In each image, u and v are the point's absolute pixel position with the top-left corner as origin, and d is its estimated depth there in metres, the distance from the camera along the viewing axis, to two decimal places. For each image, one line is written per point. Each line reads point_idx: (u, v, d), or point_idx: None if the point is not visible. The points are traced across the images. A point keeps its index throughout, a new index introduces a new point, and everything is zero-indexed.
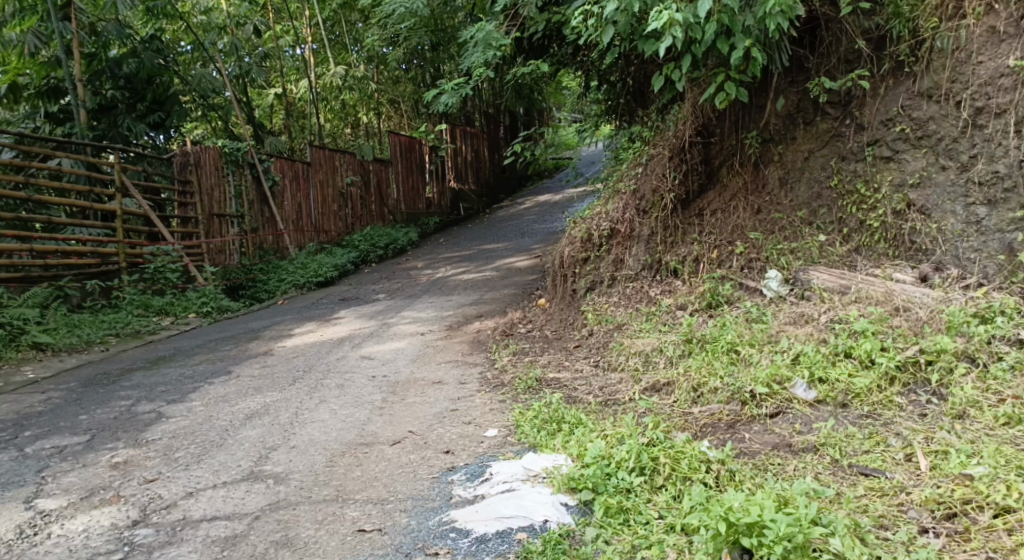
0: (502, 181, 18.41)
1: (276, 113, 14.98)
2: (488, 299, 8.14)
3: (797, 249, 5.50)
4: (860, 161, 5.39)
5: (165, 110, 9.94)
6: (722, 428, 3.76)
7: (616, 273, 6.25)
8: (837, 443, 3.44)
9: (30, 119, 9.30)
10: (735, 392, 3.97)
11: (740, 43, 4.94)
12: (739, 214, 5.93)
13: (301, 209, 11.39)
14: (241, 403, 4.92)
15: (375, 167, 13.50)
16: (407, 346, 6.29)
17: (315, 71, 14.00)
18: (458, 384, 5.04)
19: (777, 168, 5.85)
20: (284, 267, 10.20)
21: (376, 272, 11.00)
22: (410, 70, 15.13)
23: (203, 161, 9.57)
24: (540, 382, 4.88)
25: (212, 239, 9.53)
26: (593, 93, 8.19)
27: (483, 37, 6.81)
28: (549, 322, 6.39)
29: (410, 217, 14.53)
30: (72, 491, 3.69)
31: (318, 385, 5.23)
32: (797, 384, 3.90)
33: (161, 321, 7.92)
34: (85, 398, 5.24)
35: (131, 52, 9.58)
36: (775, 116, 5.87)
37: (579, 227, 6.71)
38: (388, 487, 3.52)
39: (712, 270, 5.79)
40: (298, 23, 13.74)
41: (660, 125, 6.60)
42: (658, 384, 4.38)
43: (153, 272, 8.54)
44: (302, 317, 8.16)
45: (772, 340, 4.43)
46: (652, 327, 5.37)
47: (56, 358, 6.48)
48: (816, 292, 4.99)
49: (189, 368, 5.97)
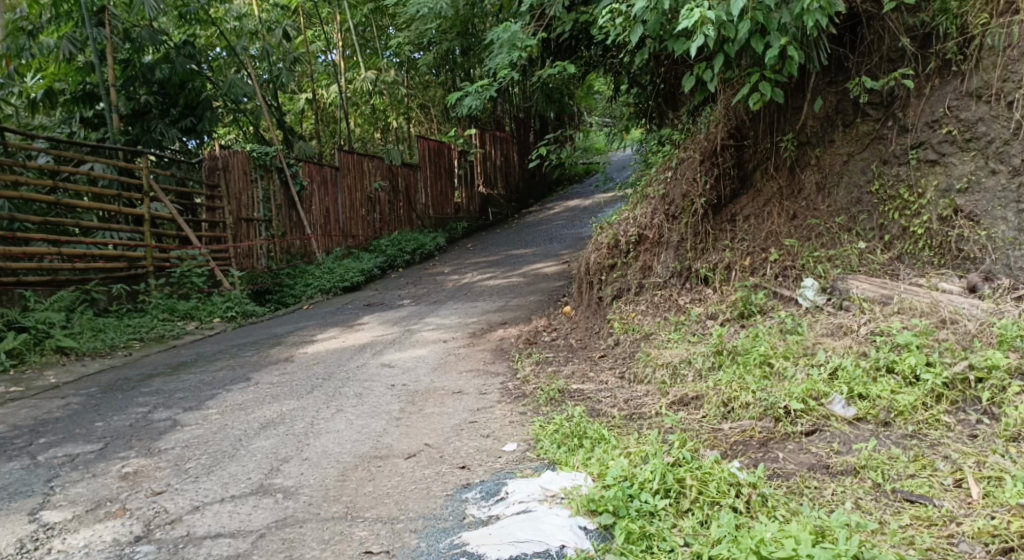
0: (532, 186, 18.28)
1: (306, 118, 14.99)
2: (513, 305, 7.98)
3: (834, 256, 5.26)
4: (903, 165, 5.14)
5: (197, 115, 9.94)
6: (755, 446, 3.54)
7: (643, 280, 6.04)
8: (879, 466, 3.21)
9: (66, 125, 9.18)
10: (768, 408, 3.75)
11: (775, 42, 4.70)
12: (774, 220, 5.70)
13: (329, 213, 11.34)
14: (258, 411, 4.81)
15: (403, 172, 13.43)
16: (429, 354, 6.15)
17: (345, 76, 13.98)
18: (479, 395, 4.89)
19: (814, 172, 5.61)
20: (310, 272, 10.14)
21: (402, 276, 10.90)
22: (439, 75, 15.07)
23: (232, 165, 9.54)
24: (562, 393, 4.70)
25: (240, 243, 9.49)
26: (622, 96, 8.01)
27: (508, 38, 6.66)
28: (574, 330, 6.20)
29: (438, 222, 14.43)
30: (78, 503, 3.60)
31: (336, 394, 5.11)
32: (835, 400, 3.67)
33: (186, 325, 7.87)
34: (103, 404, 5.17)
35: (165, 57, 9.54)
36: (813, 118, 5.63)
37: (606, 232, 6.52)
38: (399, 504, 3.36)
39: (744, 278, 5.56)
40: (329, 28, 13.73)
41: (691, 128, 6.39)
42: (686, 397, 4.17)
43: (180, 276, 8.49)
44: (326, 322, 8.07)
45: (808, 352, 4.21)
46: (681, 337, 5.16)
47: (79, 362, 6.44)
48: (854, 303, 4.74)
49: (209, 374, 5.88)
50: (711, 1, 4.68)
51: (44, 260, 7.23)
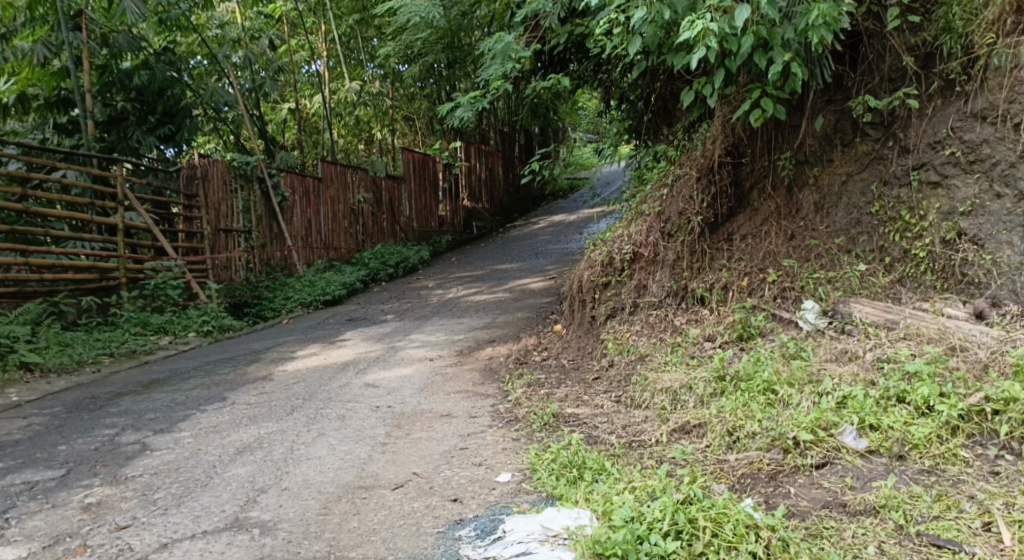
0: (517, 200, 18.12)
1: (289, 128, 14.75)
2: (500, 323, 7.77)
3: (834, 278, 5.12)
4: (904, 186, 5.02)
5: (177, 123, 9.67)
6: (763, 480, 3.36)
7: (638, 300, 5.87)
8: (901, 506, 3.04)
9: (39, 130, 8.94)
10: (776, 439, 3.57)
11: (778, 57, 4.55)
12: (771, 240, 5.56)
13: (312, 225, 11.09)
14: (233, 435, 4.56)
15: (387, 184, 13.21)
16: (415, 374, 5.92)
17: (330, 87, 13.77)
18: (468, 419, 4.67)
19: (813, 192, 5.48)
20: (291, 285, 9.88)
21: (385, 291, 10.65)
22: (425, 87, 14.90)
23: (211, 174, 9.30)
24: (557, 418, 4.50)
25: (218, 255, 9.22)
26: (614, 111, 7.87)
27: (501, 49, 6.50)
28: (566, 350, 6.00)
29: (422, 235, 14.21)
30: (35, 538, 3.38)
31: (317, 416, 4.87)
32: (845, 431, 3.50)
33: (161, 340, 7.58)
34: (69, 425, 4.90)
35: (144, 63, 9.29)
36: (811, 137, 5.51)
37: (599, 250, 6.33)
38: (387, 543, 3.19)
39: (742, 299, 5.42)
40: (314, 38, 13.52)
41: (687, 144, 6.24)
42: (688, 425, 3.99)
43: (153, 288, 8.17)
44: (307, 337, 7.81)
45: (814, 379, 4.05)
46: (678, 361, 4.98)
47: (45, 380, 6.14)
48: (858, 327, 4.60)
49: (183, 393, 5.61)
50: (713, 13, 4.54)
51: (9, 270, 6.96)
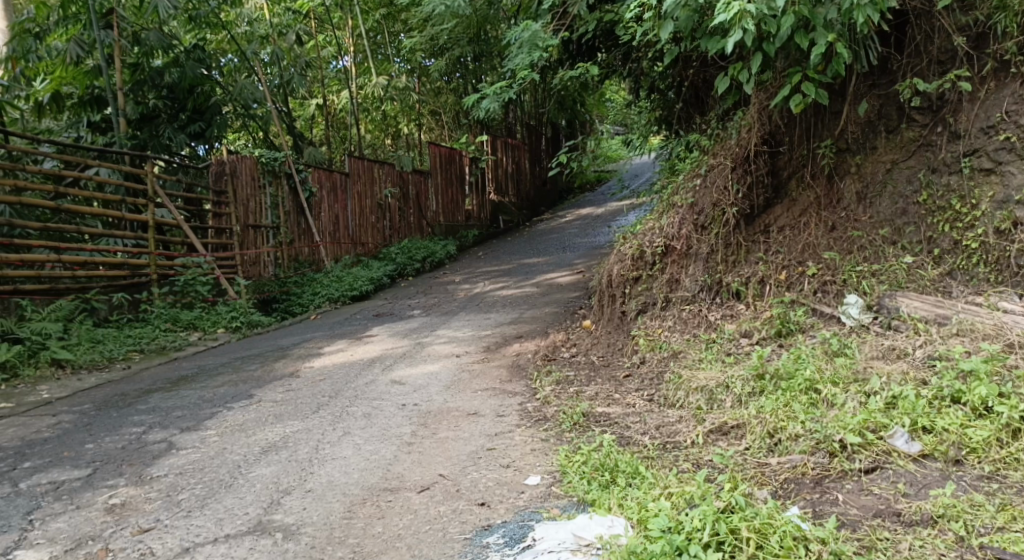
0: (544, 194, 17.93)
1: (316, 124, 14.70)
2: (528, 318, 7.61)
3: (880, 271, 4.91)
4: (954, 173, 4.81)
5: (206, 120, 9.62)
6: (808, 486, 3.18)
7: (670, 294, 5.68)
8: (961, 516, 2.85)
9: (73, 129, 8.85)
10: (821, 442, 3.39)
11: (820, 39, 4.34)
12: (811, 231, 5.36)
13: (339, 220, 11.01)
14: (258, 433, 4.46)
15: (414, 178, 13.10)
16: (441, 370, 5.79)
17: (357, 81, 13.66)
18: (496, 418, 4.52)
19: (855, 181, 5.28)
20: (318, 281, 9.82)
21: (413, 285, 10.55)
22: (451, 81, 14.76)
23: (239, 171, 9.23)
24: (587, 418, 4.33)
25: (247, 251, 9.18)
26: (643, 100, 7.66)
27: (529, 37, 6.32)
28: (595, 346, 5.82)
29: (449, 229, 14.09)
30: (58, 541, 3.30)
31: (342, 415, 4.75)
32: (896, 434, 3.33)
33: (189, 336, 7.54)
34: (97, 424, 4.83)
35: (174, 61, 9.22)
36: (853, 124, 5.30)
37: (630, 243, 6.13)
38: (412, 551, 3.05)
39: (780, 293, 5.23)
40: (340, 33, 13.44)
41: (721, 133, 6.02)
42: (726, 426, 3.82)
43: (183, 285, 8.11)
44: (334, 333, 7.72)
45: (860, 378, 3.88)
46: (714, 358, 4.78)
47: (75, 377, 6.11)
48: (906, 322, 4.40)
49: (209, 390, 5.53)
50: None
51: (43, 268, 6.92)
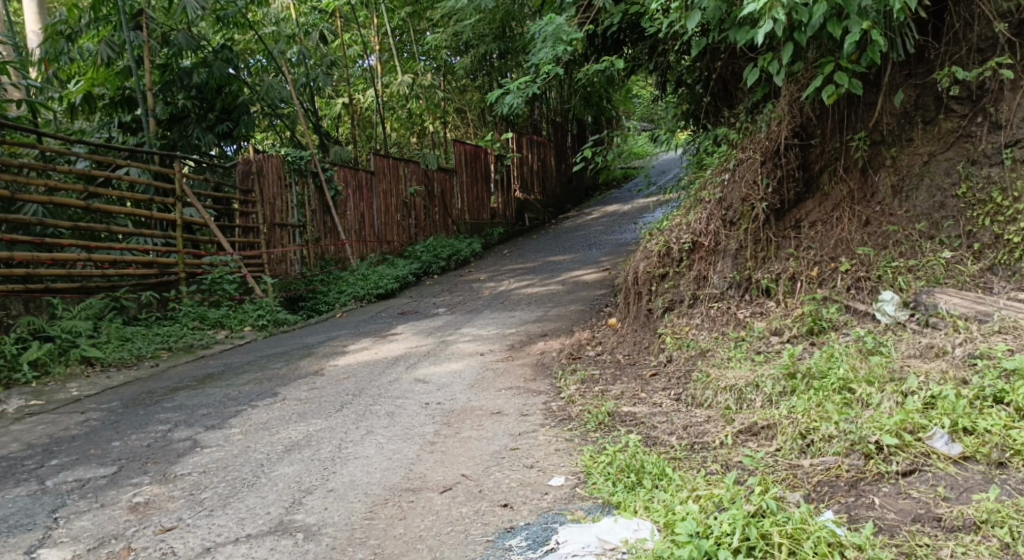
0: (569, 191, 17.82)
1: (342, 123, 14.71)
2: (553, 316, 7.53)
3: (916, 267, 4.79)
4: (995, 165, 4.71)
5: (234, 119, 9.61)
6: (843, 489, 3.08)
7: (698, 291, 5.57)
8: (1006, 522, 2.74)
9: (105, 130, 8.91)
10: (855, 443, 3.28)
11: (855, 27, 4.22)
12: (844, 226, 5.24)
13: (364, 219, 11.01)
14: (283, 432, 4.44)
15: (439, 176, 13.07)
16: (465, 369, 5.73)
17: (383, 80, 13.64)
18: (520, 417, 4.46)
19: (890, 174, 5.15)
20: (344, 279, 9.81)
21: (438, 283, 10.52)
22: (477, 78, 14.69)
23: (265, 169, 9.30)
24: (612, 418, 4.25)
25: (273, 250, 9.20)
26: (670, 95, 7.54)
27: (552, 31, 6.22)
28: (621, 344, 5.73)
29: (474, 227, 14.04)
30: (81, 540, 3.28)
31: (366, 413, 4.72)
32: (936, 435, 3.22)
33: (216, 334, 7.57)
34: (123, 421, 4.84)
35: (202, 61, 9.26)
36: (888, 115, 5.17)
37: (656, 240, 6.02)
38: (433, 552, 3.00)
39: (812, 290, 5.11)
40: (366, 32, 13.41)
41: (750, 126, 5.89)
42: (756, 426, 3.72)
43: (210, 283, 8.13)
44: (359, 331, 7.70)
45: (897, 378, 3.76)
46: (743, 356, 4.67)
47: (103, 375, 6.13)
48: (944, 319, 4.27)
49: (235, 388, 5.52)
50: None
51: (75, 267, 6.97)
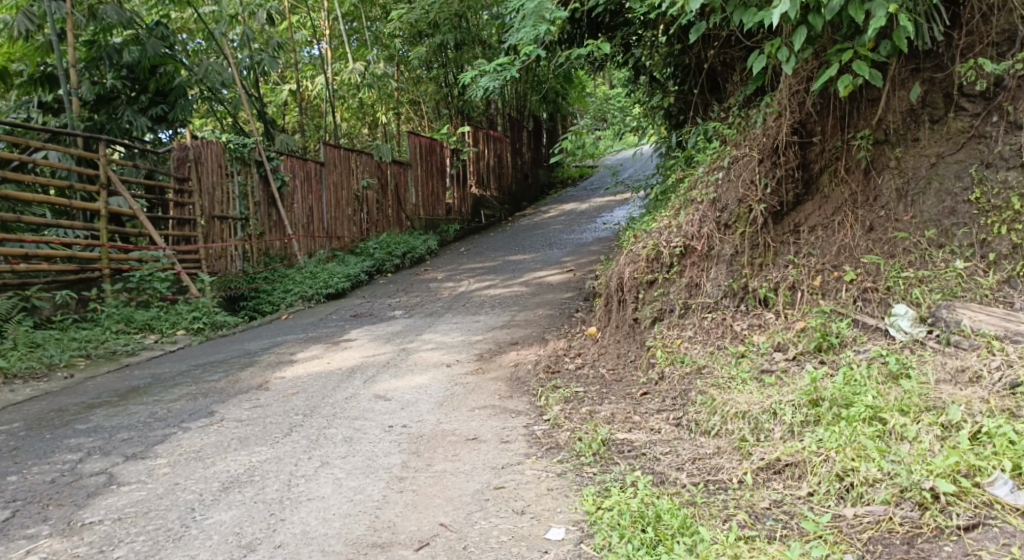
0: (526, 189, 17.28)
1: (289, 111, 13.88)
2: (521, 321, 6.97)
3: (929, 279, 4.37)
4: (1013, 168, 4.31)
5: (169, 102, 8.84)
6: (899, 549, 2.67)
7: (689, 300, 5.07)
8: None
9: (23, 110, 7.98)
10: (906, 490, 2.84)
11: (880, 10, 3.83)
12: (847, 232, 4.81)
13: (313, 212, 10.28)
14: (219, 463, 3.80)
15: (393, 169, 12.39)
16: (431, 384, 5.12)
17: (333, 68, 12.86)
18: (500, 445, 3.89)
19: (894, 176, 4.74)
20: (290, 277, 9.09)
21: (393, 283, 9.87)
22: (431, 70, 13.99)
23: (204, 157, 8.46)
24: (607, 447, 3.72)
25: (212, 244, 8.42)
26: (647, 88, 7.01)
27: (534, 8, 5.63)
28: (603, 357, 5.21)
29: (430, 223, 13.39)
30: None
31: (319, 438, 4.10)
32: (999, 480, 2.77)
33: (145, 339, 6.80)
34: (25, 449, 4.12)
35: (134, 38, 8.40)
36: (894, 112, 4.75)
37: (643, 243, 5.52)
38: None
39: (815, 301, 4.66)
40: (314, 16, 12.56)
41: (745, 121, 5.47)
42: (778, 463, 3.24)
43: (138, 281, 7.36)
44: (308, 336, 7.02)
45: (935, 407, 3.32)
46: (749, 377, 4.19)
47: (8, 389, 5.35)
48: (972, 337, 3.87)
49: (162, 406, 4.82)
50: None
51: None
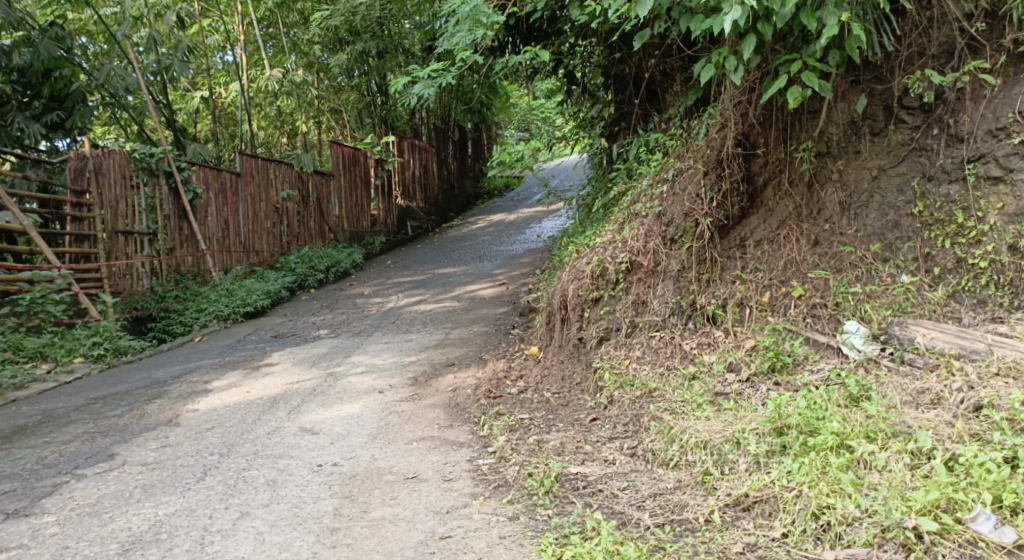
0: (451, 199, 16.94)
1: (201, 119, 13.19)
2: (455, 340, 6.64)
3: (877, 294, 4.26)
4: (954, 182, 4.23)
5: (66, 109, 8.21)
6: None
7: (636, 318, 4.86)
8: None
9: None
10: (887, 529, 2.76)
11: (831, 19, 3.72)
12: (792, 246, 4.67)
13: (228, 225, 9.70)
14: (118, 518, 3.36)
15: (315, 180, 11.89)
16: (363, 413, 4.75)
17: (249, 74, 12.26)
18: (443, 483, 3.58)
19: (837, 189, 4.63)
20: (205, 295, 8.52)
21: (316, 299, 9.39)
22: (352, 78, 13.56)
23: (106, 168, 7.85)
24: (560, 483, 3.44)
25: (115, 262, 7.80)
26: (583, 97, 6.81)
27: (469, 11, 5.37)
28: (547, 380, 4.94)
29: (354, 235, 12.89)
30: None
31: (238, 482, 3.68)
32: (980, 516, 2.70)
33: (36, 369, 6.19)
34: None
35: (25, 40, 7.70)
36: (836, 124, 4.65)
37: (587, 259, 5.29)
38: None
39: (764, 318, 4.51)
40: (227, 20, 11.95)
41: (687, 132, 5.33)
42: (746, 500, 3.08)
43: (29, 305, 6.66)
44: (224, 361, 6.52)
45: (903, 433, 3.17)
46: (705, 403, 3.99)
47: None
48: (926, 356, 3.77)
49: (53, 449, 4.30)
50: None
51: None
